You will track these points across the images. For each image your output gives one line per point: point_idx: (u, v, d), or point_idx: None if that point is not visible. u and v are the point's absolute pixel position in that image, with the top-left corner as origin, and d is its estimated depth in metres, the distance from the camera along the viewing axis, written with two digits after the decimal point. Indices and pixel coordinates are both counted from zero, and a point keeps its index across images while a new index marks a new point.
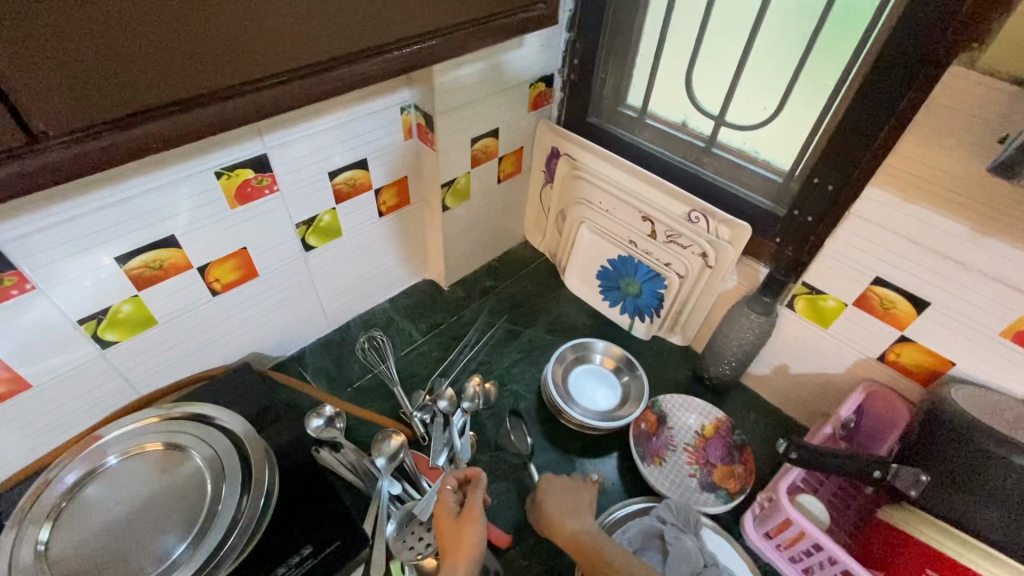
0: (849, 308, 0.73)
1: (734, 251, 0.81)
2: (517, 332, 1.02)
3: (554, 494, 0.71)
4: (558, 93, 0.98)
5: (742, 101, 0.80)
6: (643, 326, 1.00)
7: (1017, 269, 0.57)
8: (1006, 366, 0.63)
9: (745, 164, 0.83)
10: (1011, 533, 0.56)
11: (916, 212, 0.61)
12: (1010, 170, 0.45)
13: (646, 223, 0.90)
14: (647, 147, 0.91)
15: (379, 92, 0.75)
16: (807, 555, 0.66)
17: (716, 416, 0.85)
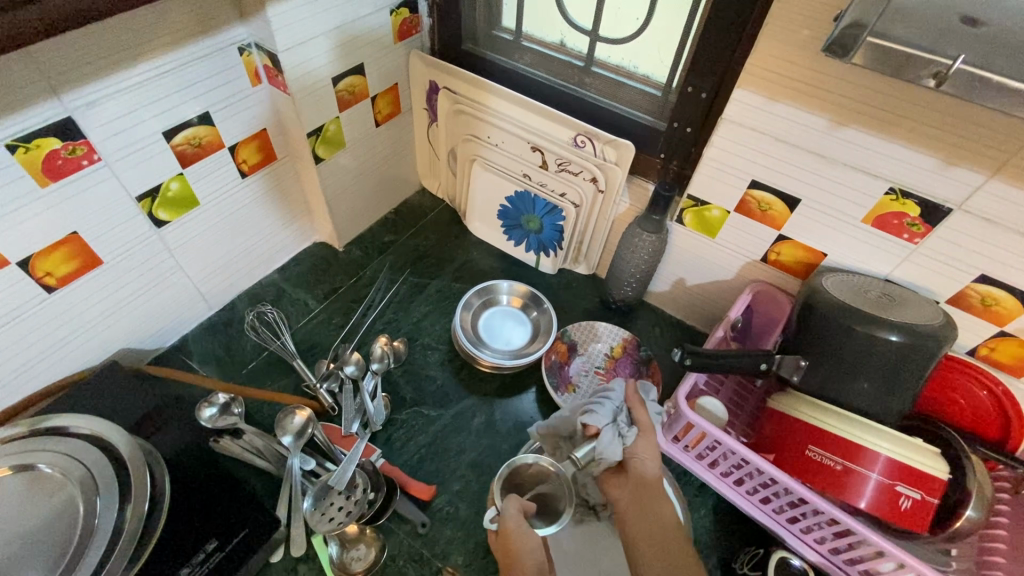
0: (732, 215, 0.75)
1: (622, 171, 0.80)
2: (422, 285, 0.98)
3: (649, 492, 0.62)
4: (426, 20, 0.90)
5: (612, 11, 0.76)
6: (548, 261, 0.99)
7: (869, 155, 0.59)
8: (867, 250, 0.68)
9: (624, 80, 0.80)
10: (876, 400, 0.62)
11: (779, 109, 0.62)
12: (843, 45, 0.44)
13: (536, 154, 0.87)
14: (528, 73, 0.87)
15: (205, 30, 0.65)
16: (710, 451, 0.69)
17: (623, 336, 0.87)
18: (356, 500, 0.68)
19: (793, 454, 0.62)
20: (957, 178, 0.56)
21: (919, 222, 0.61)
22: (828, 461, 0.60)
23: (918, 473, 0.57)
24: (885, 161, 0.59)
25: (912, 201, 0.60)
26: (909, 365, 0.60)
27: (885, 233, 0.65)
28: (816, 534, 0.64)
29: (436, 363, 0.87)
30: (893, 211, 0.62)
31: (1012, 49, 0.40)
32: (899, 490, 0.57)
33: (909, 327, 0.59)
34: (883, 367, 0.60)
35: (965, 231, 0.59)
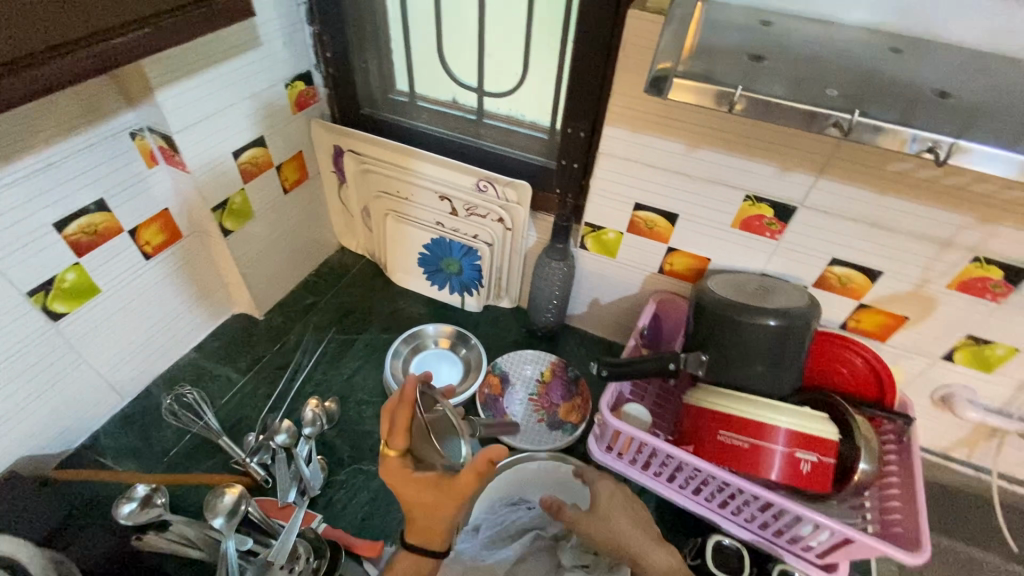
0: (625, 236, 0.83)
1: (524, 209, 0.87)
2: (350, 341, 0.98)
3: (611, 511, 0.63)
4: (323, 90, 0.95)
5: (492, 70, 0.85)
6: (473, 299, 1.02)
7: (722, 170, 0.69)
8: (741, 250, 0.77)
9: (514, 128, 0.88)
10: (769, 379, 0.70)
11: (645, 140, 0.71)
12: (657, 84, 0.47)
13: (444, 202, 0.93)
14: (427, 129, 0.93)
15: (92, 120, 0.65)
16: (640, 453, 0.74)
17: (551, 361, 0.91)
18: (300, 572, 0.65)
19: (708, 442, 0.68)
20: (794, 181, 0.66)
21: (775, 221, 0.71)
22: (738, 441, 0.66)
23: (812, 438, 0.64)
24: (737, 174, 0.69)
25: (766, 204, 0.70)
26: (789, 343, 0.68)
27: (751, 234, 0.74)
28: (746, 512, 0.70)
29: (372, 417, 0.86)
30: (752, 214, 0.72)
31: (794, 70, 0.49)
32: (799, 456, 0.64)
33: (783, 311, 0.68)
34: (769, 349, 0.68)
35: (809, 223, 0.70)
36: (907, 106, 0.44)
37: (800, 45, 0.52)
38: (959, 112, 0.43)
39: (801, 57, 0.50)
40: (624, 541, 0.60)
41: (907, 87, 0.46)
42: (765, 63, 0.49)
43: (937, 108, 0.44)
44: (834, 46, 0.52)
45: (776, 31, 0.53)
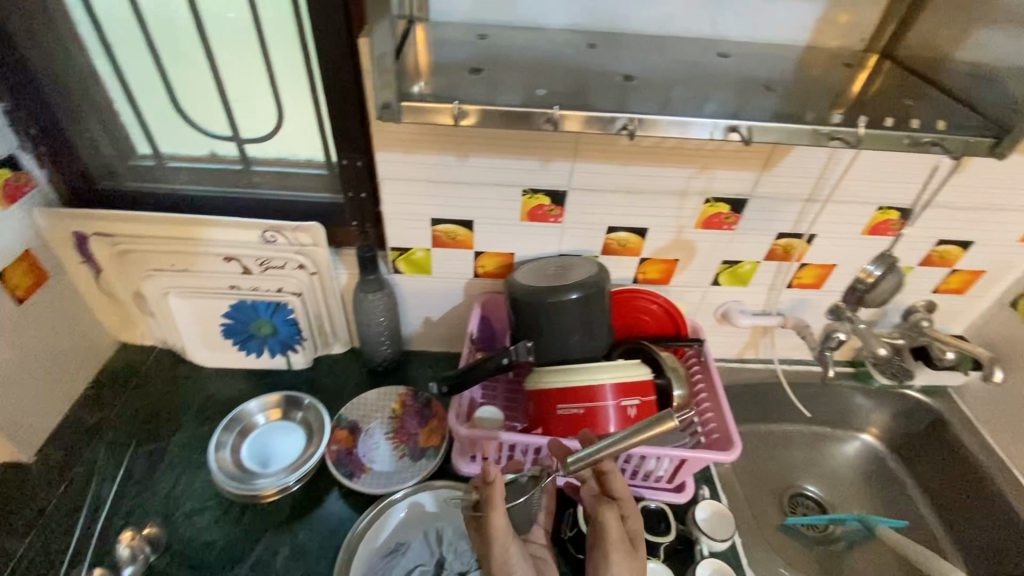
0: (432, 252, 0.85)
1: (322, 250, 0.83)
2: (162, 449, 0.83)
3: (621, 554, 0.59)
4: (40, 173, 0.78)
5: (244, 116, 0.79)
6: (298, 355, 0.95)
7: (495, 172, 0.74)
8: (537, 239, 0.83)
9: (290, 170, 0.83)
10: (586, 345, 0.77)
11: (420, 158, 0.72)
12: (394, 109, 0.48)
13: (232, 263, 0.84)
14: (192, 190, 0.82)
15: None
16: (501, 451, 0.76)
17: (399, 393, 0.88)
18: None
19: (553, 419, 0.73)
20: (556, 168, 0.74)
21: (554, 206, 0.79)
22: (574, 410, 0.72)
23: (632, 384, 0.72)
24: (509, 172, 0.74)
25: (542, 193, 0.77)
26: (592, 308, 0.75)
27: (539, 222, 0.81)
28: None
29: (209, 525, 0.74)
30: (534, 205, 0.79)
31: (514, 75, 0.54)
32: (625, 404, 0.72)
33: (581, 282, 0.75)
34: (579, 319, 0.75)
35: (582, 202, 0.78)
36: (610, 91, 0.51)
37: (517, 51, 0.57)
38: (645, 89, 0.52)
39: (517, 62, 0.55)
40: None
41: (605, 74, 0.54)
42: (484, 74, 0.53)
43: (631, 88, 0.52)
44: (545, 47, 0.58)
45: (493, 41, 0.59)
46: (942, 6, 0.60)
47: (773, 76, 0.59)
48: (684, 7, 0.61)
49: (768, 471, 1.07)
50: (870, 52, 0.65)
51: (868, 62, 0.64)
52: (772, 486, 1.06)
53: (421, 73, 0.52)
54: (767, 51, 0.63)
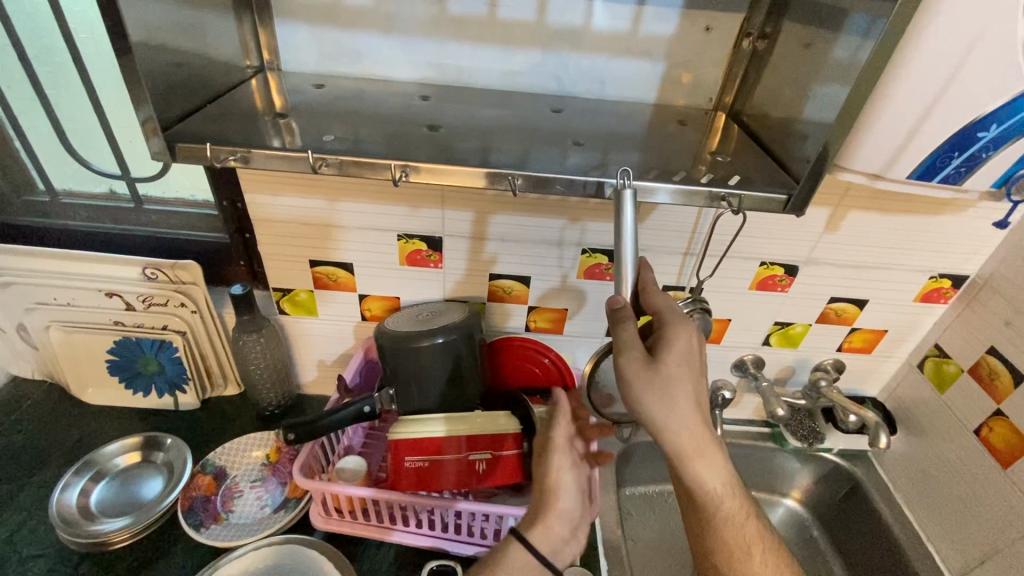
0: (316, 293, 0.84)
1: (202, 287, 0.83)
2: (18, 488, 0.80)
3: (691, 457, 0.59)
4: None
5: (132, 156, 0.81)
6: (186, 397, 0.92)
7: (366, 216, 0.75)
8: (419, 283, 0.83)
9: (181, 210, 0.84)
10: (455, 393, 0.74)
11: (290, 200, 0.74)
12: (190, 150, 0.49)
13: (115, 298, 0.85)
14: (83, 225, 0.82)
15: None
16: (356, 506, 0.72)
17: (274, 439, 0.85)
18: None
19: (404, 473, 0.70)
20: (425, 214, 0.75)
21: (431, 251, 0.79)
22: (420, 462, 0.70)
23: (479, 437, 0.70)
24: (379, 217, 0.75)
25: (417, 238, 0.77)
26: (457, 355, 0.74)
27: (419, 267, 0.81)
28: (476, 528, 0.72)
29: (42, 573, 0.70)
30: (411, 249, 0.79)
31: (337, 123, 0.55)
32: (473, 459, 0.70)
33: (447, 327, 0.73)
34: (445, 365, 0.73)
35: (458, 247, 0.78)
36: (418, 143, 0.53)
37: (350, 103, 0.60)
38: (447, 142, 0.54)
39: (342, 112, 0.57)
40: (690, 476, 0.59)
41: (419, 127, 0.56)
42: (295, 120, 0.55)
43: (436, 141, 0.54)
44: (381, 100, 0.61)
45: (328, 92, 0.61)
46: (772, 70, 0.60)
47: (605, 130, 0.60)
48: (527, 65, 0.63)
49: (680, 536, 1.00)
50: (717, 111, 0.66)
51: (713, 120, 0.65)
52: (685, 555, 0.97)
53: (236, 119, 0.54)
54: (611, 106, 0.65)
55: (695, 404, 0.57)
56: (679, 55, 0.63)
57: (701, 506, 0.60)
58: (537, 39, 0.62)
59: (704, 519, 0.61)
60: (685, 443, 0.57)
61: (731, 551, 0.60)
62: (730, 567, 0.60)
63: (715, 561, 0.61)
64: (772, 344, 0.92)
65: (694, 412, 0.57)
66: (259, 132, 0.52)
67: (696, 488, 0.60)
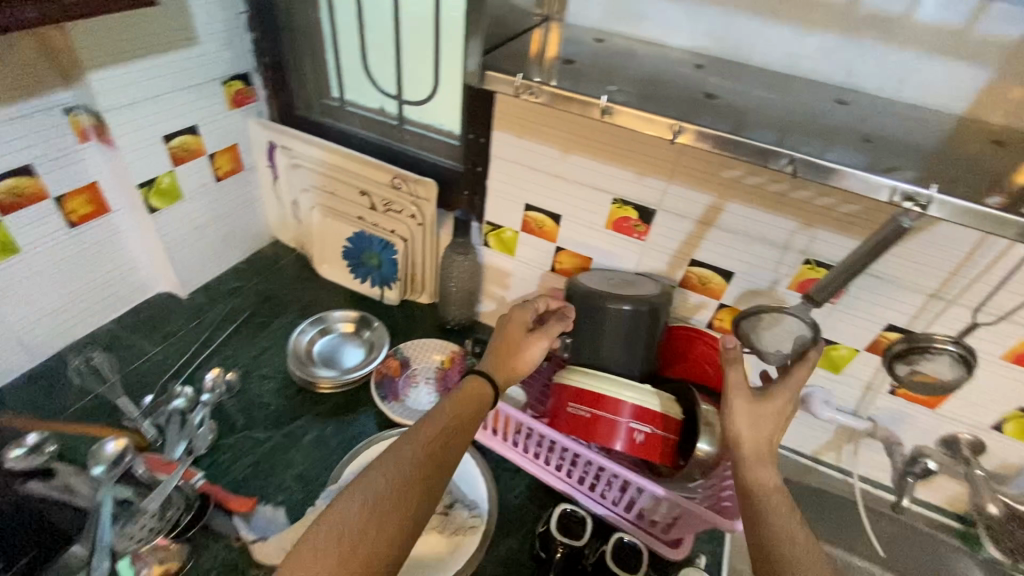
0: (520, 234, 0.91)
1: (433, 204, 0.95)
2: (266, 323, 1.02)
3: (762, 457, 0.59)
4: (262, 91, 1.03)
5: (409, 81, 0.94)
6: (390, 293, 1.08)
7: (591, 174, 0.78)
8: (616, 250, 0.85)
9: (429, 134, 0.97)
10: (629, 359, 0.76)
11: (528, 144, 0.80)
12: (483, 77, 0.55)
13: (366, 197, 1.02)
14: (357, 132, 1.01)
15: (20, 94, 0.74)
16: (509, 428, 0.80)
17: (452, 350, 0.97)
18: (164, 516, 0.68)
19: (558, 413, 0.73)
20: (649, 184, 0.75)
21: (640, 222, 0.80)
22: (582, 412, 0.71)
23: (642, 409, 0.69)
24: (603, 177, 0.78)
25: (631, 206, 0.79)
26: (639, 326, 0.75)
27: (623, 234, 0.82)
28: (609, 491, 0.74)
29: (272, 390, 0.90)
30: (621, 216, 0.80)
31: (608, 76, 0.58)
32: (632, 427, 0.69)
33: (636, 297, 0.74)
34: (626, 329, 0.75)
35: (669, 225, 0.78)
36: (685, 106, 0.53)
37: (623, 60, 0.62)
38: (713, 112, 0.53)
39: (619, 67, 0.60)
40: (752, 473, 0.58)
41: (687, 92, 0.56)
42: (572, 66, 0.60)
43: (706, 108, 0.53)
44: (651, 61, 0.62)
45: (602, 47, 0.64)
46: None
47: (891, 134, 0.54)
48: (816, 48, 0.59)
49: None
50: None
51: None
52: None
53: (521, 58, 0.60)
54: (902, 110, 0.58)
55: (777, 418, 0.61)
56: (1016, 64, 0.53)
57: (750, 497, 0.57)
58: (836, 24, 0.57)
59: (741, 492, 0.58)
60: (748, 437, 0.60)
61: (769, 526, 0.54)
62: (782, 556, 0.51)
63: (759, 538, 0.53)
64: (1006, 432, 0.76)
65: (769, 420, 0.61)
66: (539, 72, 0.57)
67: (748, 481, 0.58)
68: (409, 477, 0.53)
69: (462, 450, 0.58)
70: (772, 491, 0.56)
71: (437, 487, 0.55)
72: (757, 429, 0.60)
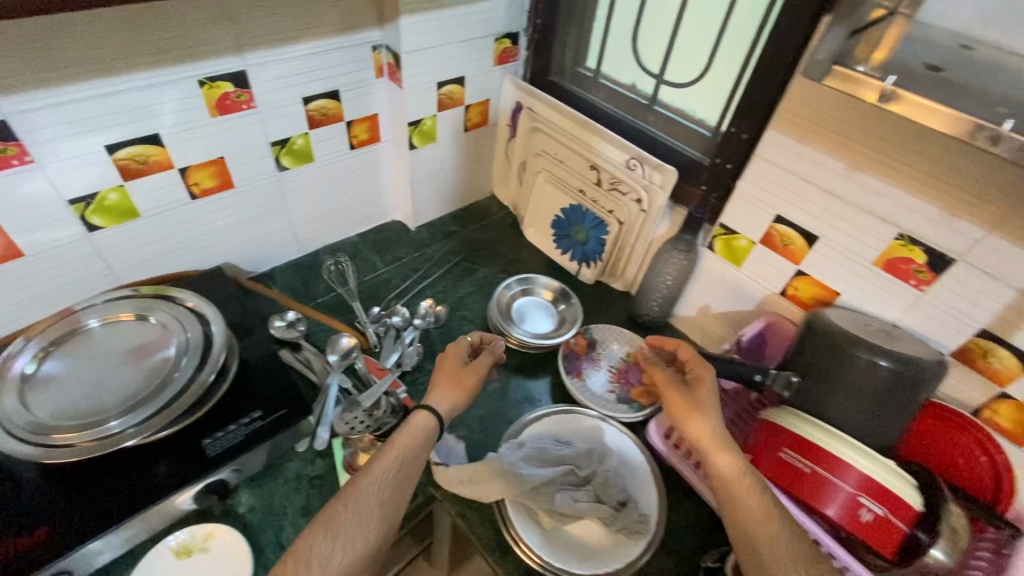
0: (757, 247, 0.83)
1: (664, 195, 0.89)
2: (473, 270, 1.10)
3: (731, 447, 0.62)
4: (524, 52, 1.07)
5: (676, 62, 0.90)
6: (588, 271, 1.08)
7: (879, 200, 0.67)
8: (876, 292, 0.73)
9: (680, 120, 0.92)
10: (865, 422, 0.66)
11: (807, 151, 0.71)
12: None
13: (594, 172, 1.00)
14: (603, 106, 1.01)
15: (351, 29, 0.84)
16: (696, 450, 0.72)
17: (640, 345, 0.93)
18: (374, 416, 0.77)
19: (770, 456, 0.67)
20: (959, 228, 0.62)
21: (925, 268, 0.67)
22: (800, 464, 0.64)
23: (871, 481, 0.60)
24: (894, 207, 0.66)
25: (919, 247, 0.66)
26: (897, 391, 0.64)
27: (894, 277, 0.70)
28: None
29: (469, 333, 0.97)
30: (900, 255, 0.68)
31: None
32: (861, 502, 0.60)
33: (901, 356, 0.64)
34: (876, 389, 0.65)
35: (967, 281, 0.64)
36: None
37: (982, 85, 0.53)
38: None
39: (977, 92, 0.52)
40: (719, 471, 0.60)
41: None
42: None
43: None
44: (1021, 86, 0.52)
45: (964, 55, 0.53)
46: None
47: None
48: None
49: None
50: None
51: None
52: None
53: None
54: None
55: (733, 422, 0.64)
56: None
57: (723, 489, 0.59)
58: None
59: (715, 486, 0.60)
60: (709, 437, 0.62)
61: (774, 537, 0.54)
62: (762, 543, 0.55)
63: (737, 526, 0.57)
64: None
65: (715, 419, 0.64)
66: None
67: (715, 476, 0.60)
68: (370, 520, 0.56)
69: (372, 498, 0.56)
70: (738, 479, 0.59)
71: (382, 529, 0.56)
72: (715, 429, 0.63)
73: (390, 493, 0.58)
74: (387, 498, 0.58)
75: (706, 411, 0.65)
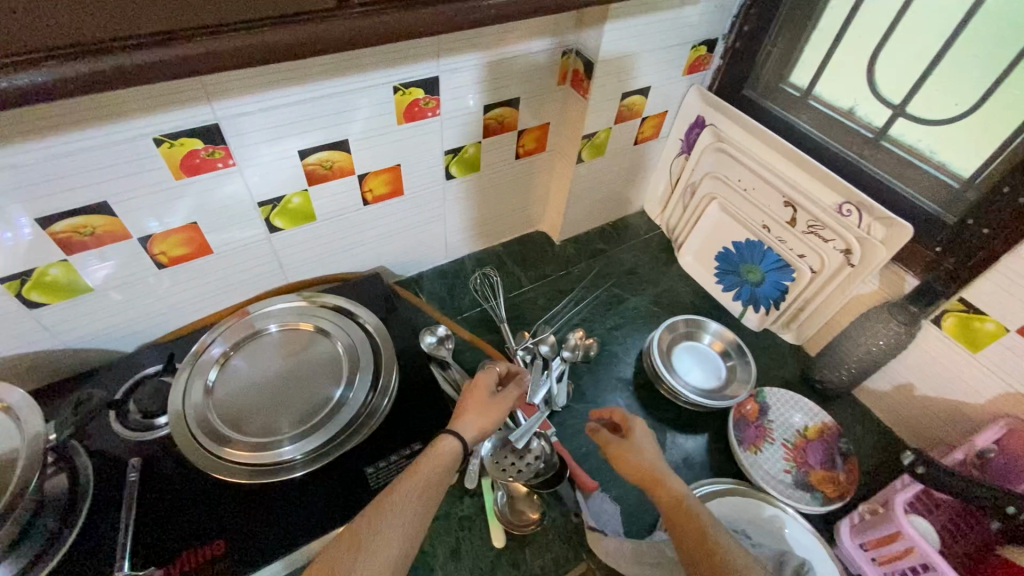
0: (1011, 335, 0.67)
1: (886, 252, 0.75)
2: (622, 298, 1.01)
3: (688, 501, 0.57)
4: (718, 60, 0.94)
5: (929, 93, 0.74)
6: (755, 315, 0.97)
7: None
8: None
9: (915, 162, 0.76)
10: None
11: None
12: None
13: (788, 209, 0.86)
14: (808, 130, 0.85)
15: (548, 33, 0.76)
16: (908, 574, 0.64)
17: (823, 421, 0.82)
18: (528, 462, 0.73)
19: None
20: None
21: None
22: None
23: None
24: None
25: None
26: None
27: None
28: None
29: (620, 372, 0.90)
30: None
31: None
32: None
33: None
34: None
35: None
36: None
37: None
38: None
39: None
40: (682, 516, 0.56)
41: None
42: None
43: None
44: None
45: None
46: None
47: None
48: None
49: None
50: None
51: None
52: None
53: None
54: None
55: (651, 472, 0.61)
56: None
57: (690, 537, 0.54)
58: None
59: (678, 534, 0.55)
60: (665, 487, 0.59)
61: None
62: None
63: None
64: None
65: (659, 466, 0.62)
66: None
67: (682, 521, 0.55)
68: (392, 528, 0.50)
69: (402, 515, 0.51)
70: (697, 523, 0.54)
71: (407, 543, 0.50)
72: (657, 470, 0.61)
73: (423, 509, 0.53)
74: (418, 517, 0.52)
75: (642, 449, 0.64)
